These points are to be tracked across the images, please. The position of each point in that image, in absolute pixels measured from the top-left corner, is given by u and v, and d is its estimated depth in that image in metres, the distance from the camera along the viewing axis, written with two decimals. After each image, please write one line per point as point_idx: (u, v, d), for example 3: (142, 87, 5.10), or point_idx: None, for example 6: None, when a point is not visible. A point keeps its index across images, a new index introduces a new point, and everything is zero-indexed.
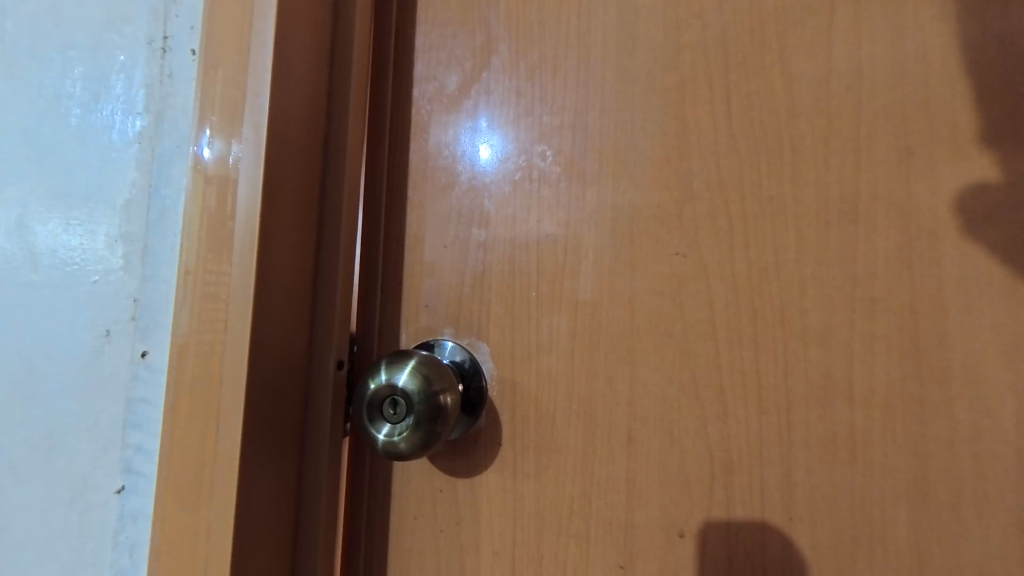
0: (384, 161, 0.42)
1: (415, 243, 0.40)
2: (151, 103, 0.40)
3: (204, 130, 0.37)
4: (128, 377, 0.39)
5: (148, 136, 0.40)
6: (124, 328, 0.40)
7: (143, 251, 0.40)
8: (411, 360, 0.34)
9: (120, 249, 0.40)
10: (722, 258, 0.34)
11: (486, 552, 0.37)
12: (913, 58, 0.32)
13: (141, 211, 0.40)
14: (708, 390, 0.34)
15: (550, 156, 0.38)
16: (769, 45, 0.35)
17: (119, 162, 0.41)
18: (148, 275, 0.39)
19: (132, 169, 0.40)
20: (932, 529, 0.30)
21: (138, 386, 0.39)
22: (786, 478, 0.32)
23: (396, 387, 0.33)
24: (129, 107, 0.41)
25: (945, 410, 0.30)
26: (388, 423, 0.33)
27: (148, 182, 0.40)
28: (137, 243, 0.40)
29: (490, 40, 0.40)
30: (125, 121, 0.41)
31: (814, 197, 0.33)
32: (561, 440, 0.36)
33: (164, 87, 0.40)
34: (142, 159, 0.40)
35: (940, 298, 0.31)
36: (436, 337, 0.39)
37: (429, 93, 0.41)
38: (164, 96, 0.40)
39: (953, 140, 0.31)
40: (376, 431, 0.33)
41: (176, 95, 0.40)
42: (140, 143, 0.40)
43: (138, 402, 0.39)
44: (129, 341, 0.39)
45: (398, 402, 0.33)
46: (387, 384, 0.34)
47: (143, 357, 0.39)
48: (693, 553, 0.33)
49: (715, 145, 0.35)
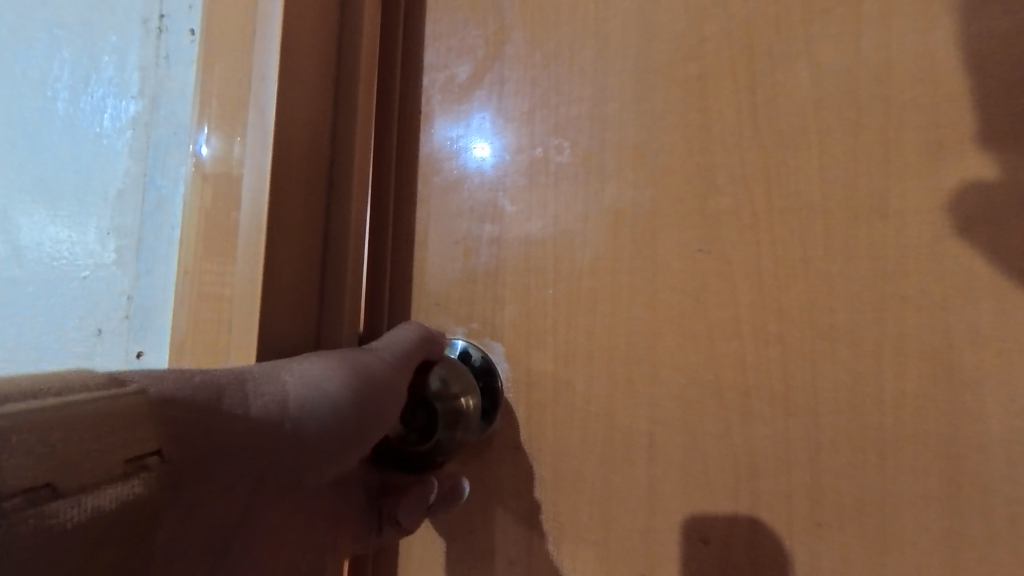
0: (393, 154, 0.40)
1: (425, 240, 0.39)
2: (146, 85, 0.39)
3: (202, 126, 0.35)
4: None
5: (142, 122, 0.38)
6: (117, 328, 0.38)
7: (136, 245, 0.38)
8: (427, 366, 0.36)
9: (113, 243, 0.39)
10: (746, 256, 0.33)
11: (501, 558, 0.36)
12: (947, 45, 0.31)
13: (134, 202, 0.38)
14: (733, 391, 0.32)
15: (565, 149, 0.36)
16: (795, 34, 0.33)
17: (111, 150, 0.39)
18: (141, 270, 0.38)
19: (126, 158, 0.39)
20: (967, 537, 0.28)
21: None
22: (814, 483, 0.31)
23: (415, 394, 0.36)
24: (122, 91, 0.39)
25: (979, 413, 0.29)
26: (410, 428, 0.36)
27: (142, 172, 0.38)
28: (130, 237, 0.38)
29: (503, 28, 0.38)
30: (118, 105, 0.39)
31: (843, 191, 0.32)
32: (578, 444, 0.35)
33: (161, 69, 0.38)
34: (136, 147, 0.39)
35: (975, 297, 0.29)
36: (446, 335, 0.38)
37: (439, 82, 0.40)
38: (160, 79, 0.38)
39: (989, 130, 0.30)
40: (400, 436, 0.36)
41: (173, 78, 0.38)
42: (135, 128, 0.39)
43: None
44: (122, 340, 0.38)
45: (418, 408, 0.36)
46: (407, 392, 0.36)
47: (137, 357, 0.37)
48: (717, 560, 0.32)
49: (738, 137, 0.34)
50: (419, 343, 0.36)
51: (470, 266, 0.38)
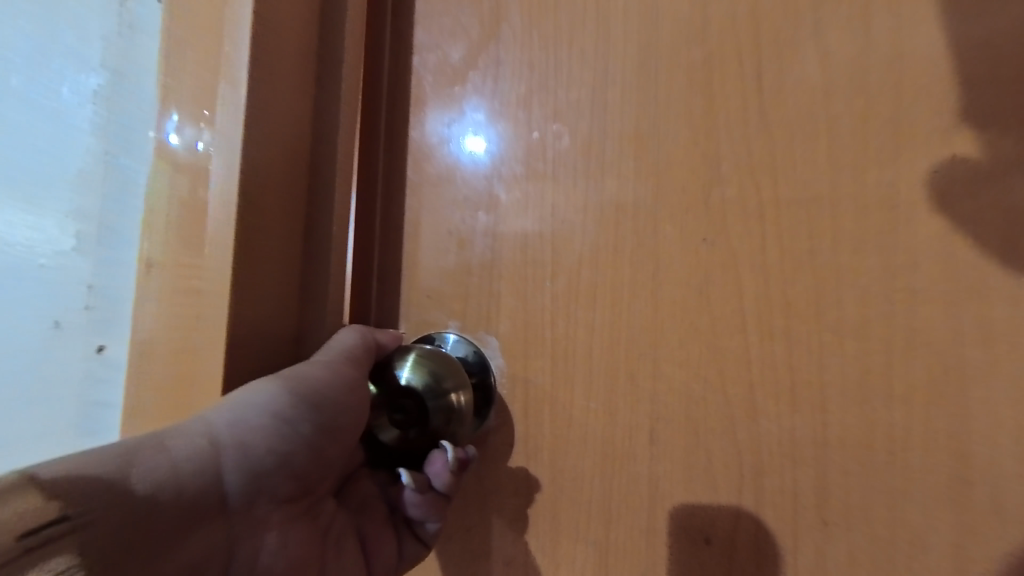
0: (384, 140, 0.39)
1: (417, 230, 0.37)
2: (109, 56, 0.37)
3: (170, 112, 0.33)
4: (85, 371, 0.36)
5: (105, 97, 0.37)
6: (78, 319, 0.37)
7: (99, 230, 0.37)
8: (417, 359, 0.33)
9: (73, 227, 0.37)
10: (752, 246, 0.32)
11: (498, 560, 0.35)
12: (960, 27, 0.30)
13: (98, 182, 0.36)
14: (737, 387, 0.31)
15: (563, 137, 0.35)
16: (803, 16, 0.32)
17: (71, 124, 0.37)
18: (104, 257, 0.36)
19: (87, 135, 0.37)
20: (975, 533, 0.28)
21: (95, 382, 0.36)
22: (820, 480, 0.30)
23: (405, 389, 0.33)
24: (82, 62, 0.37)
25: (987, 407, 0.28)
26: (400, 425, 0.34)
27: (105, 150, 0.37)
28: (93, 221, 0.37)
29: (499, 9, 0.37)
30: (78, 76, 0.37)
31: (851, 179, 0.31)
32: (576, 441, 0.34)
33: (124, 38, 0.37)
34: (101, 124, 0.37)
35: (984, 288, 0.28)
36: (440, 329, 0.37)
37: (433, 65, 0.38)
38: (123, 49, 0.37)
39: (1002, 116, 0.29)
40: (389, 433, 0.34)
41: (136, 49, 0.36)
42: (98, 104, 0.37)
43: (97, 400, 0.36)
44: (85, 332, 0.36)
45: (409, 404, 0.34)
46: (396, 387, 0.34)
47: (100, 351, 0.36)
48: (720, 559, 0.31)
49: (744, 124, 0.32)
50: (367, 342, 0.34)
51: (465, 258, 0.36)
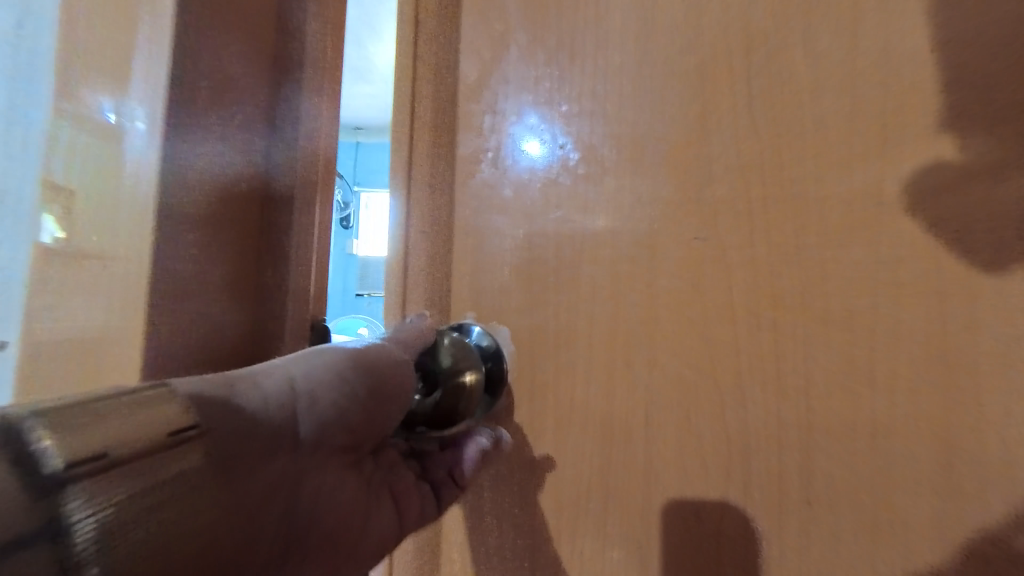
0: (405, 150, 0.43)
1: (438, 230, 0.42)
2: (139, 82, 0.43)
3: None
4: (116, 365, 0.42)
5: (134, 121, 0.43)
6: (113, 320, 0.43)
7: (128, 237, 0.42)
8: (440, 340, 0.39)
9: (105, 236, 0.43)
10: (742, 243, 0.34)
11: (506, 527, 0.39)
12: (946, 28, 0.31)
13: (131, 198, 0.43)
14: (727, 372, 0.34)
15: (568, 143, 0.38)
16: (793, 23, 0.34)
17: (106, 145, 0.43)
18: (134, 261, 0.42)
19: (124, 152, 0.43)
20: (958, 515, 0.29)
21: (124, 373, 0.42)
22: (806, 462, 0.32)
23: (426, 364, 0.38)
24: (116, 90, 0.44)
25: (971, 394, 0.29)
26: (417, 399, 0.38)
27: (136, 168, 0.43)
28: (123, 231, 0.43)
29: (507, 28, 0.40)
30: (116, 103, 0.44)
31: (839, 177, 0.32)
32: (579, 422, 0.37)
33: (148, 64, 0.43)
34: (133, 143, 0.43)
35: (968, 279, 0.29)
36: (457, 320, 0.40)
37: (448, 82, 0.42)
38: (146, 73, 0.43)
39: (985, 112, 0.30)
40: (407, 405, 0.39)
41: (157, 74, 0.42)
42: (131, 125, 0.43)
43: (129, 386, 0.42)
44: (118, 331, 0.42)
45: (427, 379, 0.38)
46: (418, 362, 0.38)
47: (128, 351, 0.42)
48: (710, 532, 0.34)
49: (735, 128, 0.35)
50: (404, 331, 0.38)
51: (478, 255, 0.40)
